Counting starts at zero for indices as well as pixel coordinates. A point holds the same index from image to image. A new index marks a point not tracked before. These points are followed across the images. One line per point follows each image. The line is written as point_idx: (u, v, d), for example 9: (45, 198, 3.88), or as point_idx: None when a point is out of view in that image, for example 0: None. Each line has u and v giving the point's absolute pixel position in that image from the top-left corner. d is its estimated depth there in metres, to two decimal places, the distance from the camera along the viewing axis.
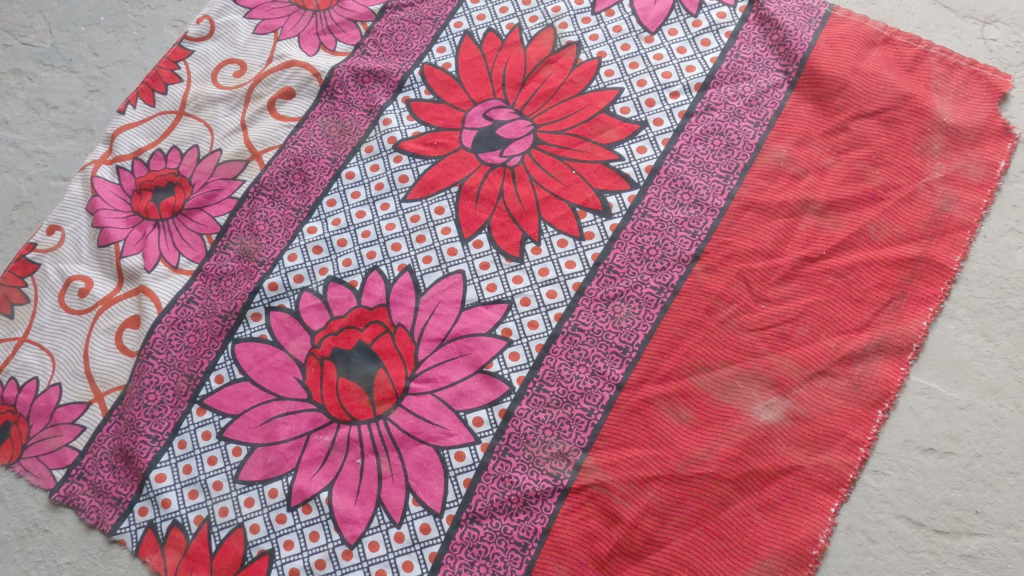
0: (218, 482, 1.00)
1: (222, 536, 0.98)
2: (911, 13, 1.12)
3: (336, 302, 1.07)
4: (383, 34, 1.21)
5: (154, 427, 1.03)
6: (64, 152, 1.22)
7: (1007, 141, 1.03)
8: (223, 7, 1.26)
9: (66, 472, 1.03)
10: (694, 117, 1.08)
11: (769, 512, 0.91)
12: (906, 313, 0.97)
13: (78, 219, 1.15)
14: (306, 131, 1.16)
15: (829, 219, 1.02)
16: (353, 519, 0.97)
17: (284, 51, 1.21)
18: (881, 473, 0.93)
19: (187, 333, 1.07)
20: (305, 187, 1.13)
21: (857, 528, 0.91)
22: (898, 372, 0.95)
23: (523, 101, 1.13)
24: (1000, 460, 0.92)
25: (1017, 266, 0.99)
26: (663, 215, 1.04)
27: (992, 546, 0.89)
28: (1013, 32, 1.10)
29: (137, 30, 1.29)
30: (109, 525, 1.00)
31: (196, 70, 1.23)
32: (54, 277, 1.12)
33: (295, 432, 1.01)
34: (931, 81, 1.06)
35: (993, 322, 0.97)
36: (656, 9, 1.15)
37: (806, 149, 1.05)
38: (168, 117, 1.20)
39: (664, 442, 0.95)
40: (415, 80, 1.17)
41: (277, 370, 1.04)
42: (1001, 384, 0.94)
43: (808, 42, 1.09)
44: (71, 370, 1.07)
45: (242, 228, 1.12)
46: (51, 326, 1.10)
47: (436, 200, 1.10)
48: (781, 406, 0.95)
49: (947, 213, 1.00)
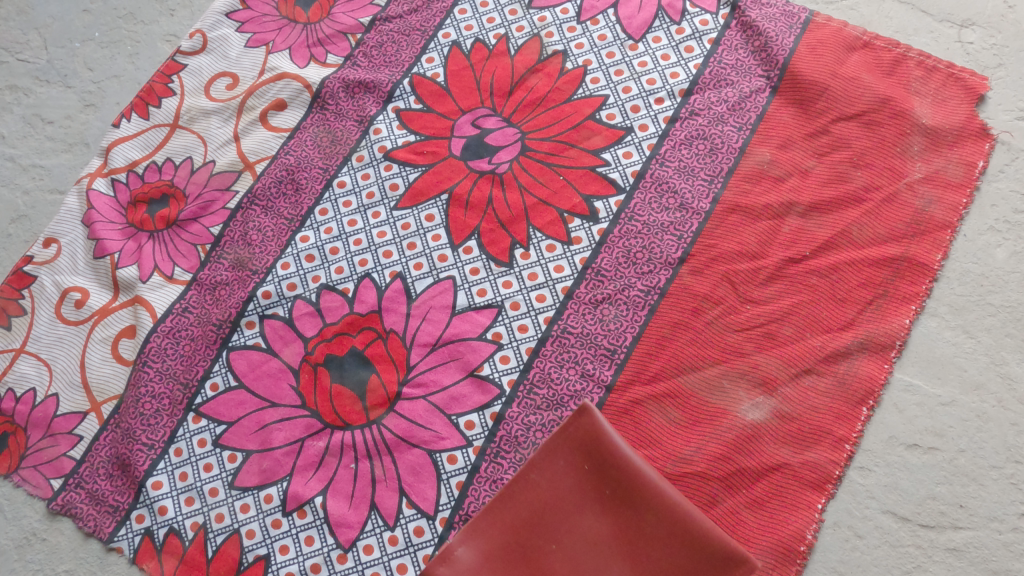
0: (214, 488, 1.02)
1: (218, 542, 0.99)
2: (889, 18, 1.15)
3: (329, 309, 1.08)
4: (373, 45, 1.23)
5: (150, 435, 1.04)
6: (59, 165, 1.24)
7: (984, 142, 1.05)
8: (215, 21, 1.28)
9: (63, 481, 1.04)
10: (678, 122, 1.10)
11: (756, 510, 0.92)
12: (888, 312, 0.99)
13: (75, 231, 1.17)
14: (298, 142, 1.18)
15: (811, 221, 1.03)
16: (348, 523, 0.98)
17: (275, 63, 1.23)
18: (867, 469, 0.94)
19: (182, 342, 1.08)
20: (297, 197, 1.15)
21: (844, 523, 0.92)
22: (882, 370, 0.97)
23: (511, 109, 1.15)
24: (983, 455, 0.93)
25: (997, 264, 1.00)
26: (649, 219, 1.06)
27: (977, 540, 0.90)
28: (989, 35, 1.12)
29: (131, 45, 1.31)
30: (106, 533, 1.01)
31: (189, 83, 1.25)
32: (50, 289, 1.14)
33: (289, 438, 1.03)
34: (910, 84, 1.08)
35: (974, 319, 0.98)
36: (640, 17, 1.17)
37: (788, 152, 1.07)
38: (162, 130, 1.22)
39: (652, 442, 0.96)
40: (405, 90, 1.19)
41: (271, 377, 1.06)
42: (983, 380, 0.96)
43: (789, 48, 1.12)
44: (68, 381, 1.09)
45: (236, 238, 1.13)
46: (48, 337, 1.11)
47: (426, 208, 1.11)
48: (767, 405, 0.96)
49: (927, 213, 1.02)
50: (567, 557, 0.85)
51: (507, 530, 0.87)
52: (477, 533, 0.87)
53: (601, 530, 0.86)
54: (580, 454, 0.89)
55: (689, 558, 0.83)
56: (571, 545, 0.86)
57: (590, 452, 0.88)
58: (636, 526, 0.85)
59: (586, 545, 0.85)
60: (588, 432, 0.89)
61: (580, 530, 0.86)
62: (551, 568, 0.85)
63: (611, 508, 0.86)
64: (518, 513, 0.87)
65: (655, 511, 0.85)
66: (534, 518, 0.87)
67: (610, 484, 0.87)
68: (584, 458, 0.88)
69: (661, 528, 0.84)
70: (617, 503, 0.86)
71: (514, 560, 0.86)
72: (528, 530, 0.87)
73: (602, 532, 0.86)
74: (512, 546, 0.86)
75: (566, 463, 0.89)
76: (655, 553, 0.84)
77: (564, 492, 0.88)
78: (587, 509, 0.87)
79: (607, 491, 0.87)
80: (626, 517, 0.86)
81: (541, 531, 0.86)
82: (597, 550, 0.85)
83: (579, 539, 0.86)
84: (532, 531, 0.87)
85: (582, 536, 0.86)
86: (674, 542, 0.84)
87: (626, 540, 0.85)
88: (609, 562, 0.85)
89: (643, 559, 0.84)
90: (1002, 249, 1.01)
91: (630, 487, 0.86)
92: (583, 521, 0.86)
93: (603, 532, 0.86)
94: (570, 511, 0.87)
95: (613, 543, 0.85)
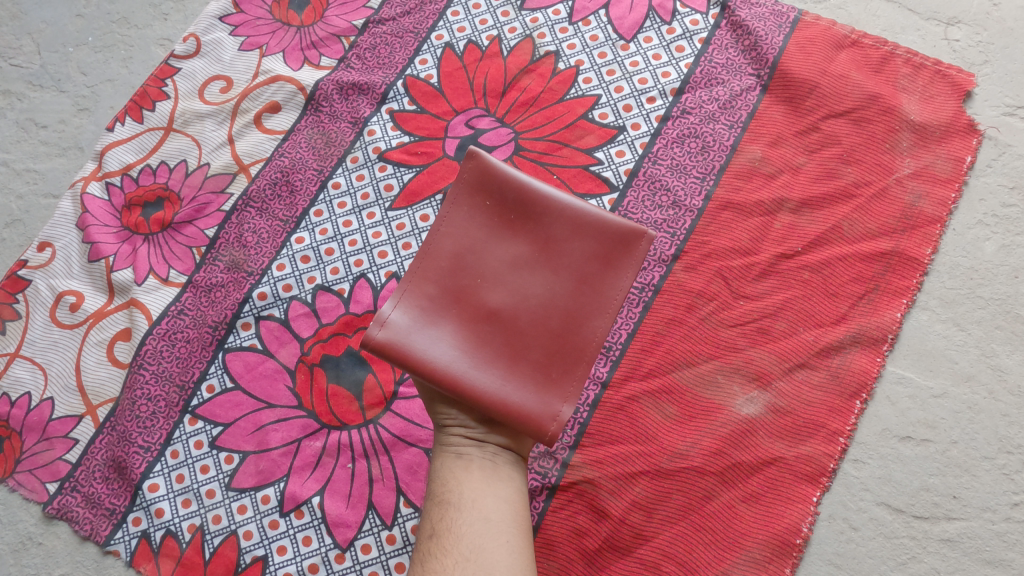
0: (211, 490, 1.02)
1: (216, 544, 0.99)
2: (877, 16, 1.16)
3: (325, 310, 1.09)
4: (366, 47, 1.23)
5: (146, 438, 1.04)
6: (54, 169, 1.24)
7: (972, 137, 1.06)
8: (209, 25, 1.28)
9: (59, 485, 1.04)
10: (670, 121, 1.11)
11: (752, 504, 0.93)
12: (880, 305, 1.00)
13: (69, 235, 1.16)
14: (293, 143, 1.18)
15: (803, 217, 1.04)
16: (345, 523, 0.99)
17: (269, 66, 1.24)
18: (861, 461, 0.95)
19: (178, 344, 1.08)
20: (292, 198, 1.15)
21: (839, 516, 0.94)
22: (874, 363, 0.98)
23: (504, 110, 1.16)
24: (975, 446, 0.95)
25: (986, 257, 1.02)
26: (643, 217, 1.06)
27: (970, 530, 0.92)
28: (975, 32, 1.13)
29: (125, 49, 1.31)
30: (103, 536, 1.01)
31: (183, 86, 1.25)
32: (45, 293, 1.13)
33: (286, 439, 1.03)
34: (898, 81, 1.10)
35: (964, 312, 1.00)
36: (631, 17, 1.18)
37: (779, 149, 1.08)
38: (156, 133, 1.22)
39: (648, 437, 0.96)
40: (398, 91, 1.19)
41: (267, 378, 1.06)
42: (974, 372, 0.98)
43: (779, 46, 1.13)
44: (64, 384, 1.08)
45: (231, 240, 1.14)
46: (43, 341, 1.11)
47: (421, 208, 1.12)
48: (762, 399, 0.97)
49: (917, 208, 1.03)
50: (495, 286, 0.82)
51: (430, 280, 0.83)
52: (404, 294, 0.82)
53: (518, 250, 0.83)
54: (478, 193, 0.85)
55: (604, 245, 0.83)
56: (495, 276, 0.82)
57: (486, 186, 0.85)
58: (545, 236, 0.83)
59: (510, 271, 0.82)
60: (481, 172, 0.85)
61: (498, 256, 0.83)
62: (483, 300, 0.82)
63: (517, 227, 0.84)
64: (436, 264, 0.83)
65: (558, 211, 0.83)
66: (454, 263, 0.83)
67: (512, 206, 0.84)
68: (480, 192, 0.85)
69: (568, 225, 0.83)
70: (523, 221, 0.84)
71: (446, 304, 0.82)
72: (452, 274, 0.83)
73: (519, 253, 0.83)
74: (441, 296, 0.82)
75: (467, 204, 0.85)
76: (569, 245, 0.83)
77: (469, 230, 0.84)
78: (498, 236, 0.83)
79: (509, 215, 0.84)
80: (538, 232, 0.83)
81: (463, 270, 0.83)
82: (523, 270, 0.83)
83: (499, 265, 0.83)
84: (457, 273, 0.83)
85: (504, 262, 0.83)
86: (585, 243, 0.83)
87: (540, 251, 0.83)
88: (531, 273, 0.82)
89: (564, 262, 0.82)
90: (991, 243, 1.03)
91: (531, 200, 0.84)
92: (500, 249, 0.83)
93: (521, 252, 0.83)
94: (484, 245, 0.83)
95: (532, 257, 0.83)
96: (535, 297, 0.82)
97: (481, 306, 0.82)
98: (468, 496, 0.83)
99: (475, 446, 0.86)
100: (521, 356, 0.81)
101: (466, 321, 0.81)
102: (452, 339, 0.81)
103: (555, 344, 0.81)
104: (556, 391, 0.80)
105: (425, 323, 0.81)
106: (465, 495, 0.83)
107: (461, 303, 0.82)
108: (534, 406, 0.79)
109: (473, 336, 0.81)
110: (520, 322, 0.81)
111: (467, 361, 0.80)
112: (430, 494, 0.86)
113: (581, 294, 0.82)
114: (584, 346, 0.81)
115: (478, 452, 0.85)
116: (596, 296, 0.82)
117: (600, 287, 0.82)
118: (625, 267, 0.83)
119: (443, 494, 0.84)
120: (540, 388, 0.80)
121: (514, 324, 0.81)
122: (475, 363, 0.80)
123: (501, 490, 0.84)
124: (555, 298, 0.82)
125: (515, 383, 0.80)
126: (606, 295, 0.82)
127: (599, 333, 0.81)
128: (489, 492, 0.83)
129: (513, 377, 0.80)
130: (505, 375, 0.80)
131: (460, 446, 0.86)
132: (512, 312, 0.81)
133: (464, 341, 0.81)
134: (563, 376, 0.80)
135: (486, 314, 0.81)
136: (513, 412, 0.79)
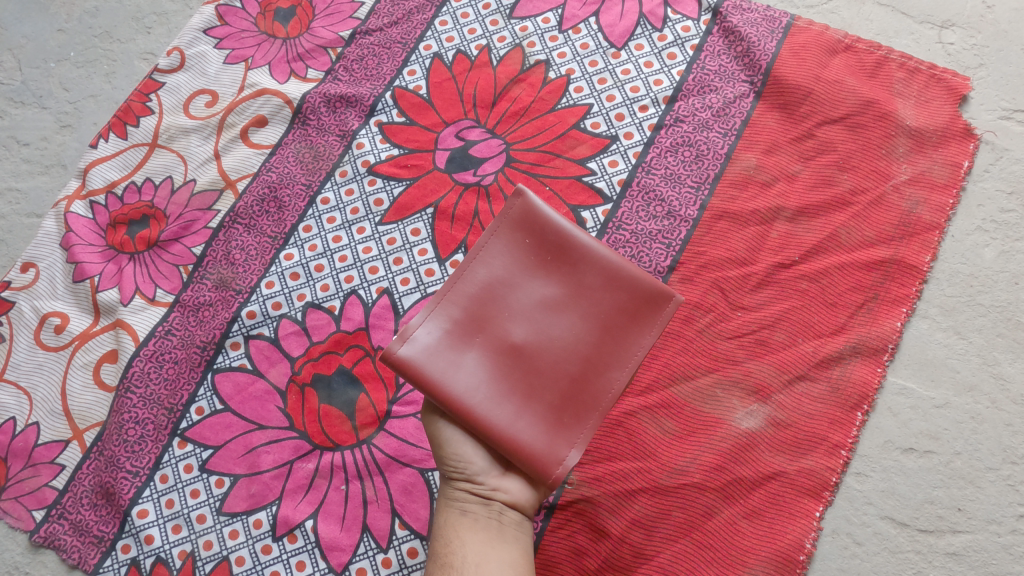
0: (202, 515, 0.99)
1: (207, 570, 0.97)
2: (871, 20, 1.15)
3: (315, 328, 1.07)
4: (354, 59, 1.21)
5: (134, 462, 1.02)
6: (37, 188, 1.22)
7: (969, 142, 1.05)
8: (193, 38, 1.26)
9: (45, 512, 1.01)
10: (663, 130, 1.09)
11: (754, 520, 0.91)
12: (879, 315, 0.98)
13: (53, 254, 1.14)
14: (280, 158, 1.16)
15: (799, 226, 1.03)
16: (339, 547, 0.97)
17: (255, 79, 1.21)
18: (864, 474, 0.94)
19: (166, 366, 1.06)
20: (280, 214, 1.13)
21: (842, 531, 0.92)
22: (874, 373, 0.96)
23: (494, 121, 1.14)
24: (979, 456, 0.94)
25: (985, 264, 1.01)
26: (637, 228, 1.05)
27: (975, 543, 0.91)
28: (969, 35, 1.12)
29: (108, 64, 1.29)
30: (91, 565, 0.98)
31: (167, 101, 1.22)
32: (29, 315, 1.11)
33: (278, 460, 1.01)
34: (893, 86, 1.08)
35: (965, 320, 0.99)
36: (622, 25, 1.17)
37: (774, 156, 1.06)
38: (141, 149, 1.20)
39: (647, 454, 0.94)
40: (386, 103, 1.17)
41: (258, 400, 1.04)
42: (975, 381, 0.96)
43: (771, 52, 1.11)
44: (49, 409, 1.06)
45: (218, 257, 1.11)
46: (27, 364, 1.08)
47: (411, 222, 1.10)
48: (761, 413, 0.96)
49: (915, 214, 1.02)
50: (522, 322, 0.80)
51: (459, 304, 0.79)
52: (433, 315, 0.79)
53: (551, 290, 0.80)
54: (518, 228, 0.81)
55: (634, 300, 0.81)
56: (522, 313, 0.80)
57: (527, 224, 0.81)
58: (579, 282, 0.81)
59: (538, 311, 0.80)
60: (524, 209, 0.82)
61: (528, 294, 0.80)
62: (506, 334, 0.79)
63: (552, 269, 0.81)
64: (466, 288, 0.80)
65: (595, 261, 0.81)
66: (485, 292, 0.80)
67: (551, 248, 0.81)
68: (519, 227, 0.82)
69: (602, 276, 0.81)
70: (559, 264, 0.81)
71: (470, 333, 0.79)
72: (479, 302, 0.80)
73: (550, 295, 0.80)
74: (465, 324, 0.79)
75: (506, 237, 0.81)
76: (599, 296, 0.81)
77: (504, 262, 0.81)
78: (532, 274, 0.81)
79: (546, 255, 0.81)
80: (573, 278, 0.81)
81: (490, 301, 0.80)
82: (552, 314, 0.80)
83: (528, 302, 0.80)
84: (484, 303, 0.80)
85: (534, 301, 0.80)
86: (615, 296, 0.81)
87: (571, 296, 0.80)
88: (560, 318, 0.80)
89: (592, 310, 0.80)
90: (990, 249, 1.01)
91: (570, 244, 0.81)
92: (532, 287, 0.80)
93: (552, 294, 0.80)
94: (517, 280, 0.80)
95: (563, 301, 0.80)
96: (558, 341, 0.80)
97: (504, 341, 0.79)
98: (471, 559, 0.79)
99: (478, 504, 0.83)
100: (537, 397, 0.78)
101: (489, 351, 0.79)
102: (472, 368, 0.78)
103: (571, 391, 0.79)
104: (565, 435, 0.78)
105: (448, 346, 0.78)
106: (469, 558, 0.79)
107: (486, 331, 0.79)
108: (542, 445, 0.77)
109: (494, 369, 0.78)
110: (541, 361, 0.79)
111: (484, 395, 0.78)
112: (431, 557, 0.82)
113: (603, 344, 0.80)
114: (599, 396, 0.79)
115: (484, 509, 0.83)
116: (618, 349, 0.80)
117: (624, 339, 0.80)
118: (651, 325, 0.81)
119: (445, 556, 0.80)
120: (550, 432, 0.78)
121: (535, 365, 0.79)
122: (492, 398, 0.78)
123: (506, 555, 0.80)
124: (579, 344, 0.80)
125: (527, 420, 0.78)
126: (628, 350, 0.80)
127: (615, 387, 0.80)
128: (493, 556, 0.80)
129: (526, 413, 0.78)
130: (519, 411, 0.78)
131: (465, 502, 0.83)
132: (533, 349, 0.79)
133: (484, 373, 0.78)
134: (574, 423, 0.79)
135: (508, 348, 0.79)
136: (521, 451, 0.77)
